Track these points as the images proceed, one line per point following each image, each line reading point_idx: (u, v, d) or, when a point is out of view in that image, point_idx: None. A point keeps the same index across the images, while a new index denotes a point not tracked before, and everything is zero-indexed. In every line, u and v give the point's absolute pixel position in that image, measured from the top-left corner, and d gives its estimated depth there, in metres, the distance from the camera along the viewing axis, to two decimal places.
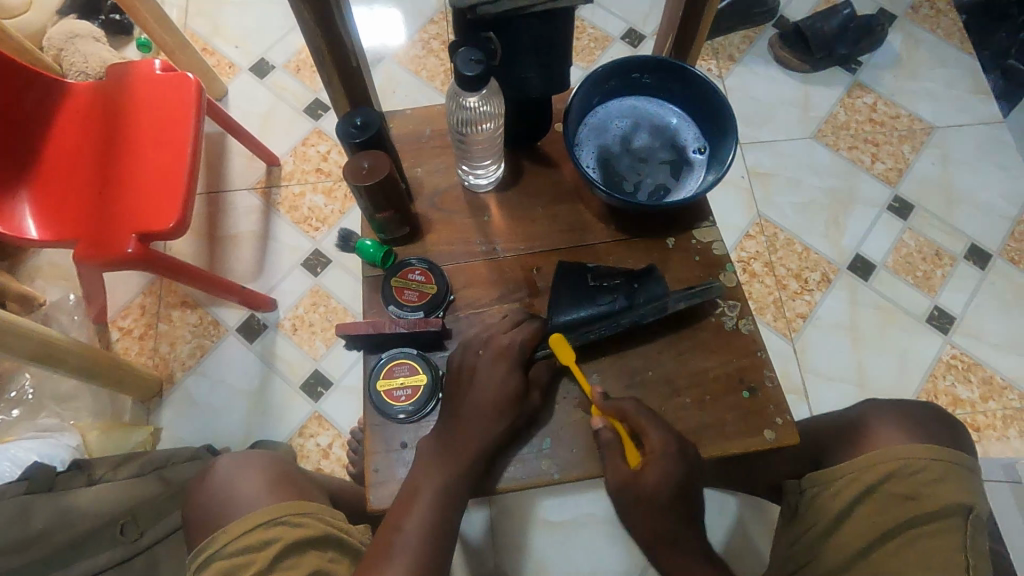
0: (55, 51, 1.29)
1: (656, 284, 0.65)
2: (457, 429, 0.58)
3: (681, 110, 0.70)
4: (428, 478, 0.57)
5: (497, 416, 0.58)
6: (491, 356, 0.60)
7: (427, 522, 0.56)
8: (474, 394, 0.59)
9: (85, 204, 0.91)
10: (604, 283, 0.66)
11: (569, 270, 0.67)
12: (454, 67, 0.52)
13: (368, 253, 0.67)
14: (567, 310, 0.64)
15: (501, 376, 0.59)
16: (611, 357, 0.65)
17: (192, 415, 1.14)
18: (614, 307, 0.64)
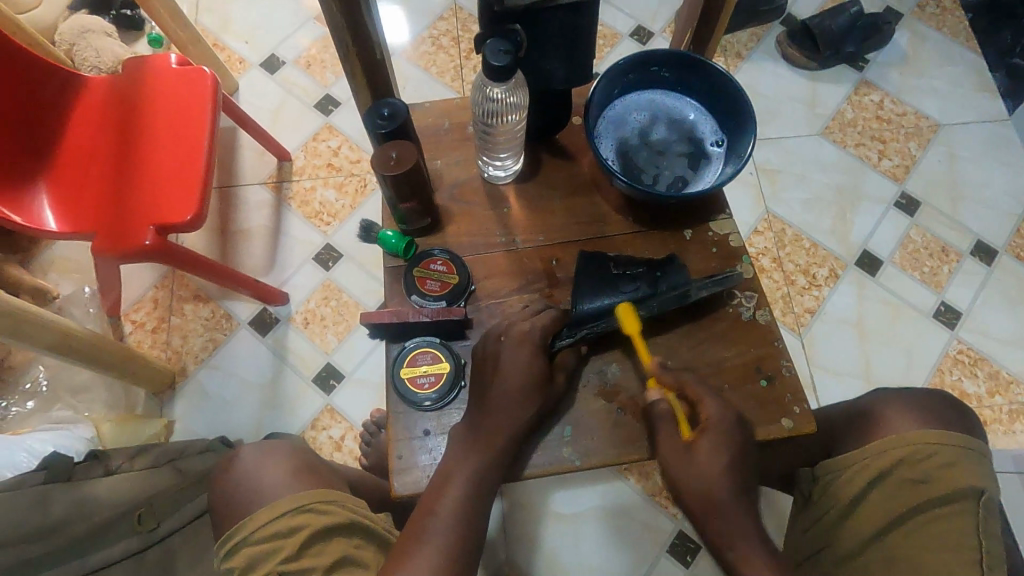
0: (67, 45, 1.30)
1: (677, 272, 0.66)
2: (483, 415, 0.59)
3: (699, 103, 0.70)
4: (455, 465, 0.58)
5: (522, 403, 0.59)
6: (514, 342, 0.60)
7: (453, 507, 0.57)
8: (499, 382, 0.59)
9: (103, 196, 0.92)
10: (628, 270, 0.66)
11: (590, 256, 0.67)
12: (482, 58, 0.53)
13: (390, 244, 0.68)
14: (590, 297, 0.64)
15: (524, 362, 0.60)
16: (631, 346, 0.66)
17: (204, 407, 1.15)
18: (637, 294, 0.64)
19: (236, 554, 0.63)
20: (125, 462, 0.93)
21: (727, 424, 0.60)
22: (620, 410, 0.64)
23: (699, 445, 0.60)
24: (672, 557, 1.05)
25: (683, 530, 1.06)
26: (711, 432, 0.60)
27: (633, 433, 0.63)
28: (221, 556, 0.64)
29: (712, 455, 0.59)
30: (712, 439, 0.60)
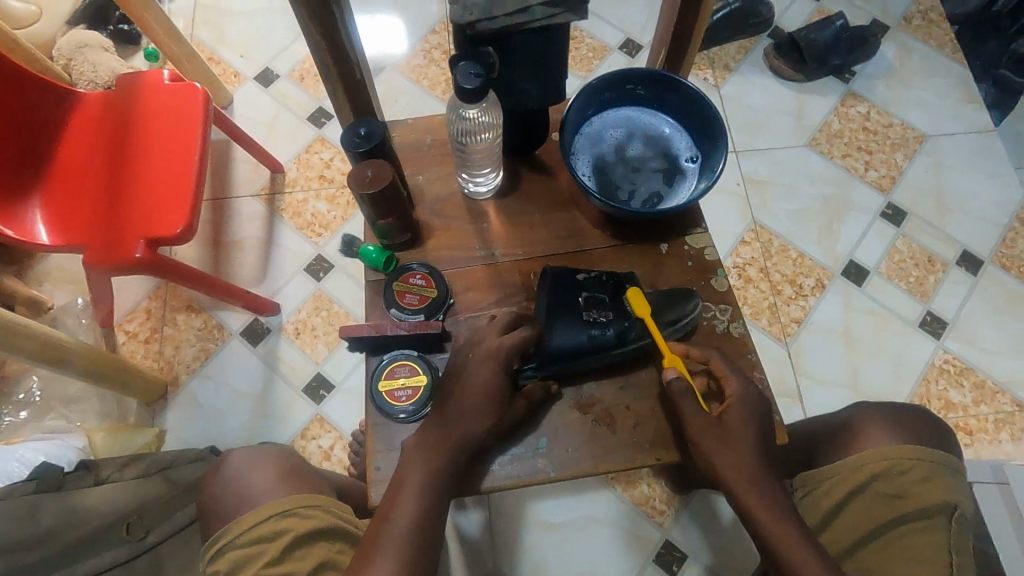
0: (65, 60, 1.32)
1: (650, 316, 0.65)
2: (445, 424, 0.60)
3: (674, 120, 0.72)
4: (414, 471, 0.58)
5: (481, 416, 0.60)
6: (483, 352, 0.61)
7: (424, 517, 0.58)
8: (462, 392, 0.60)
9: (94, 210, 0.93)
10: (594, 312, 0.64)
11: (560, 280, 0.66)
12: (454, 81, 0.54)
13: (370, 259, 0.69)
14: (559, 337, 0.63)
15: (487, 374, 0.60)
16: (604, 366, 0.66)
17: (195, 416, 1.16)
18: (608, 342, 0.63)
19: (220, 557, 0.65)
20: (114, 472, 0.93)
21: (745, 398, 0.62)
22: (595, 421, 0.64)
23: (727, 420, 0.61)
24: (659, 565, 1.05)
25: (669, 539, 1.07)
26: (737, 404, 0.62)
27: (608, 444, 0.64)
28: (206, 559, 0.65)
29: (738, 430, 0.61)
30: (737, 413, 0.62)
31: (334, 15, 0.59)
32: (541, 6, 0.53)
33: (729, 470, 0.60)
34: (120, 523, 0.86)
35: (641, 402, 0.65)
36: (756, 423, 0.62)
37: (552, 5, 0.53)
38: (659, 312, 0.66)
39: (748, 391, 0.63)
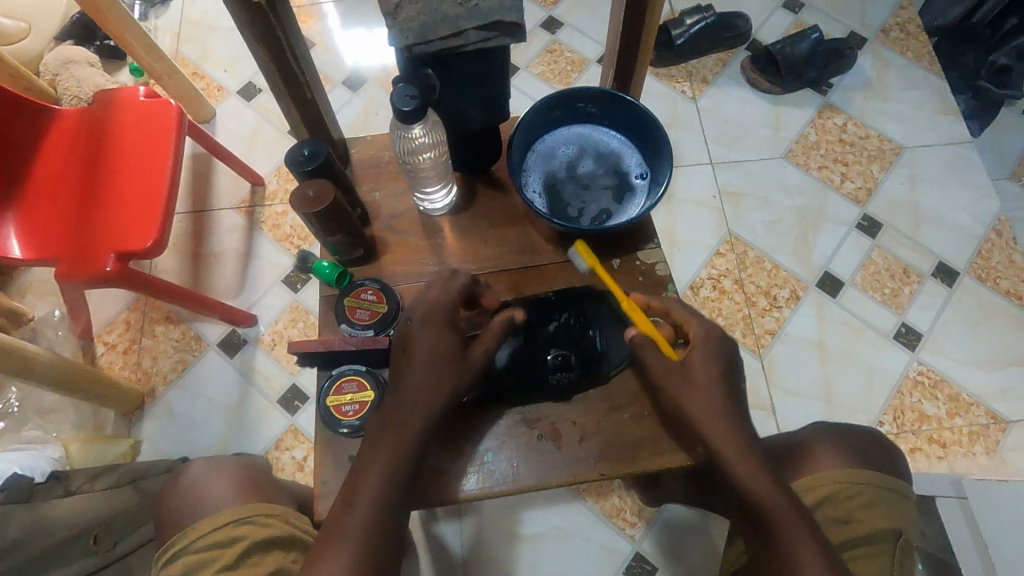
0: (51, 76, 1.35)
1: (613, 357, 0.67)
2: (396, 411, 0.59)
3: (625, 137, 0.73)
4: (371, 466, 0.57)
5: (430, 399, 0.59)
6: (430, 334, 0.61)
7: (376, 500, 0.56)
8: (409, 377, 0.60)
9: (66, 225, 0.95)
10: (559, 374, 0.65)
11: (530, 331, 0.67)
12: (391, 103, 0.55)
13: (324, 274, 0.70)
14: (515, 379, 0.65)
15: (432, 354, 0.60)
16: (552, 397, 0.65)
17: (171, 427, 1.17)
18: (569, 385, 0.65)
19: (176, 561, 0.65)
20: (84, 483, 0.94)
21: (707, 340, 0.62)
22: (541, 436, 0.64)
23: (689, 366, 0.61)
24: None
25: (639, 551, 1.07)
26: (701, 347, 0.61)
27: (552, 460, 0.64)
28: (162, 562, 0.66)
29: (699, 375, 0.60)
30: (700, 356, 0.61)
31: (279, 38, 0.60)
32: (477, 30, 0.54)
33: (700, 407, 0.59)
34: (87, 534, 0.87)
35: (587, 417, 0.65)
36: (720, 365, 0.61)
37: (487, 29, 0.54)
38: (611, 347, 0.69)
39: (711, 330, 0.62)
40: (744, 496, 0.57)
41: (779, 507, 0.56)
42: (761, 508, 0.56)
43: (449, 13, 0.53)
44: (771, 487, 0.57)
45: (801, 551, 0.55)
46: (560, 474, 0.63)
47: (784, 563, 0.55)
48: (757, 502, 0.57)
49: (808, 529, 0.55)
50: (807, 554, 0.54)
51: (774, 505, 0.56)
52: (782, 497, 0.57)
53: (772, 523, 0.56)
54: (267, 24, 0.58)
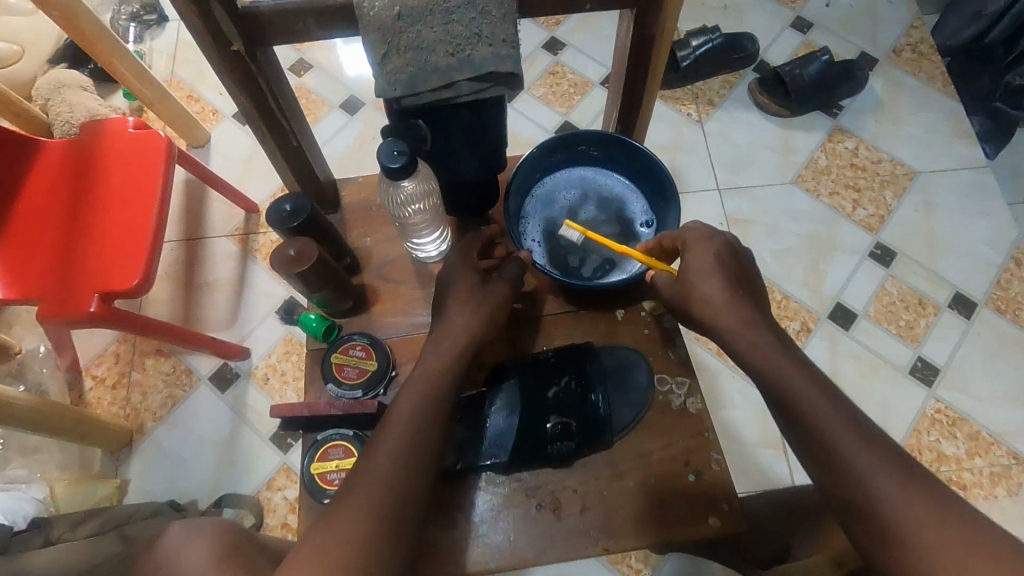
0: (43, 100, 1.31)
1: (619, 416, 0.63)
2: (385, 449, 0.54)
3: (629, 183, 0.72)
4: (358, 502, 0.50)
5: (421, 442, 0.55)
6: (426, 374, 0.58)
7: (401, 444, 0.54)
8: (399, 416, 0.56)
9: (49, 262, 0.91)
10: (559, 443, 0.60)
11: (529, 389, 0.61)
12: (378, 160, 0.51)
13: (310, 327, 0.66)
14: (510, 438, 0.60)
15: (425, 395, 0.57)
16: (548, 464, 0.61)
17: (159, 466, 1.13)
18: (569, 453, 0.60)
19: None
20: (65, 531, 0.90)
21: (704, 238, 0.61)
22: (539, 506, 0.60)
23: (692, 267, 0.60)
24: None
25: None
26: (693, 247, 0.61)
27: (551, 533, 0.59)
28: None
29: (703, 272, 0.60)
30: (700, 255, 0.61)
31: (261, 85, 0.57)
32: (470, 81, 0.50)
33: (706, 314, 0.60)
34: None
35: (589, 485, 0.61)
36: (721, 262, 0.60)
37: (480, 80, 0.50)
38: (615, 410, 0.63)
39: (707, 230, 0.62)
40: (772, 386, 0.55)
41: (806, 391, 0.53)
42: (789, 395, 0.54)
43: (439, 63, 0.49)
44: (794, 373, 0.54)
45: (838, 430, 0.51)
46: (559, 548, 0.59)
47: (823, 446, 0.51)
48: (784, 389, 0.54)
49: (843, 411, 0.52)
50: (844, 431, 0.51)
51: (799, 390, 0.54)
52: (808, 382, 0.54)
53: (804, 407, 0.53)
54: (247, 71, 0.55)
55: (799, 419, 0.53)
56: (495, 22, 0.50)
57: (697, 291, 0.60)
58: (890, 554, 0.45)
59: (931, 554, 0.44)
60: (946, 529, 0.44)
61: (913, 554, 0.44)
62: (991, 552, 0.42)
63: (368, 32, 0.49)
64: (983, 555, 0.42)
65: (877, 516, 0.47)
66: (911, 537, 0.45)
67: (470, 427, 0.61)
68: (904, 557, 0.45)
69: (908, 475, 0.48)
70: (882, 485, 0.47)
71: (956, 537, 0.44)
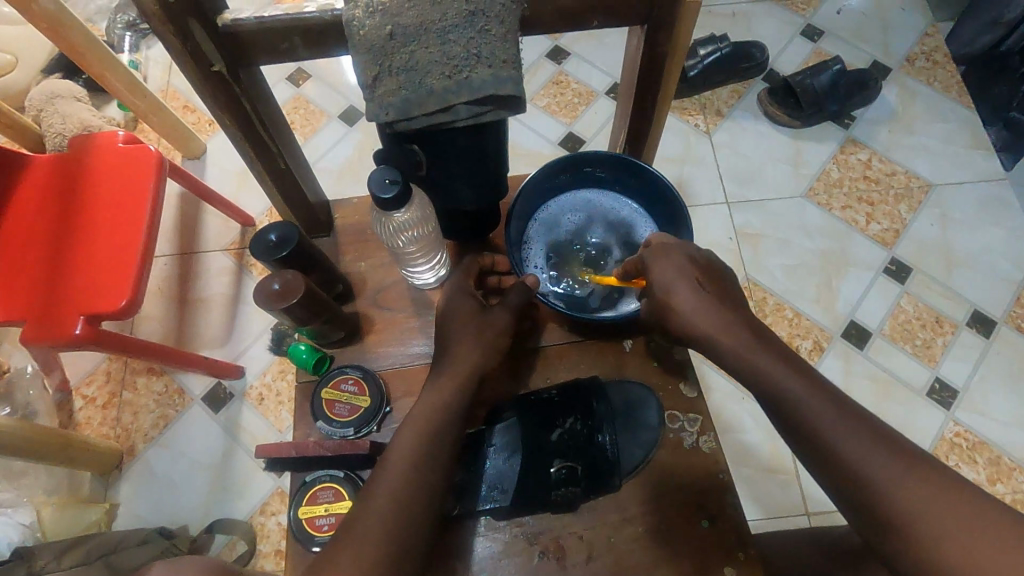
0: (35, 111, 1.28)
1: (629, 455, 0.59)
2: (378, 500, 0.50)
3: (638, 206, 0.69)
4: (347, 560, 0.47)
5: (418, 492, 0.51)
6: (423, 416, 0.54)
7: (398, 488, 0.50)
8: (395, 462, 0.52)
9: (34, 283, 0.88)
10: (564, 489, 0.56)
11: (532, 426, 0.58)
12: (369, 190, 0.48)
13: (300, 359, 0.63)
14: (511, 480, 0.56)
15: (422, 434, 0.53)
16: (553, 509, 0.57)
17: (150, 490, 1.10)
18: (576, 496, 0.56)
19: None
20: (50, 562, 0.83)
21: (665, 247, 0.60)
22: (542, 554, 0.56)
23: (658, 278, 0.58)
24: None
25: None
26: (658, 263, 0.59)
27: None
28: None
29: (671, 282, 0.58)
30: (667, 263, 0.59)
31: (246, 107, 0.53)
32: (467, 105, 0.47)
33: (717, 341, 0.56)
34: None
35: (596, 531, 0.57)
36: (687, 267, 0.59)
37: (478, 104, 0.48)
38: (622, 451, 0.59)
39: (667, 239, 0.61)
40: (758, 385, 0.54)
41: (793, 385, 0.52)
42: (777, 393, 0.53)
43: (435, 85, 0.46)
44: (779, 369, 0.53)
45: (832, 424, 0.50)
46: None
47: (818, 442, 0.50)
48: (772, 386, 0.53)
49: (835, 405, 0.51)
50: (838, 425, 0.50)
51: (787, 386, 0.52)
52: (795, 377, 0.53)
53: (795, 404, 0.51)
54: (230, 92, 0.51)
55: (792, 417, 0.52)
56: (496, 42, 0.46)
57: (710, 325, 0.56)
58: (896, 543, 0.46)
59: (937, 543, 0.44)
60: (950, 513, 0.45)
61: (918, 542, 0.45)
62: (991, 532, 0.43)
63: (357, 52, 0.45)
64: (983, 535, 0.43)
65: (880, 508, 0.47)
66: (916, 526, 0.45)
67: (468, 470, 0.57)
68: (913, 546, 0.45)
69: (904, 461, 0.48)
70: (882, 477, 0.47)
71: (961, 521, 0.44)
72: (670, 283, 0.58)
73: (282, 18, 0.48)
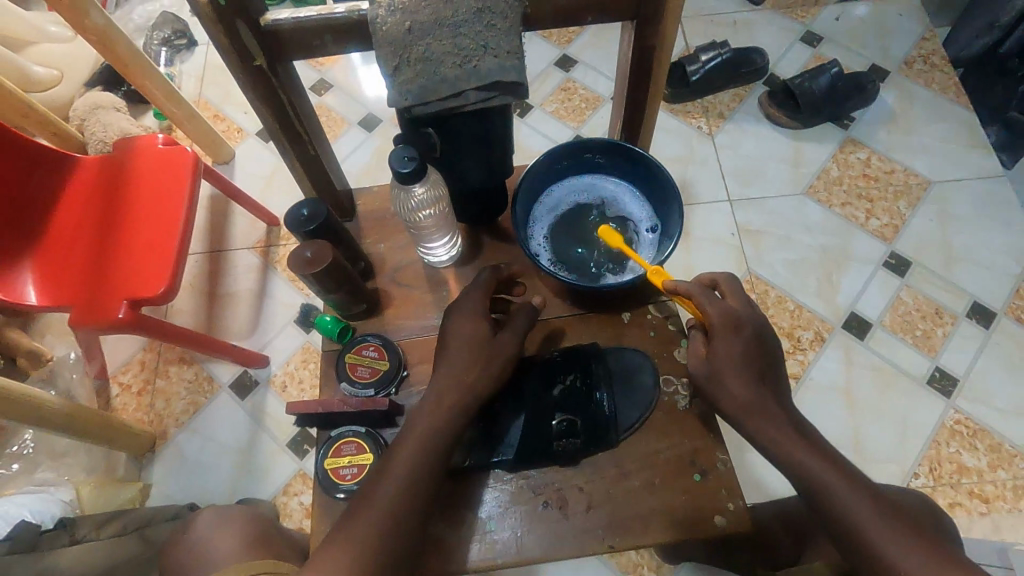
0: (79, 120, 1.38)
1: (627, 416, 0.64)
2: (404, 451, 0.56)
3: (633, 188, 0.74)
4: (372, 503, 0.54)
5: (438, 443, 0.57)
6: (444, 376, 0.59)
7: (421, 438, 0.56)
8: (418, 421, 0.57)
9: (83, 272, 0.96)
10: (565, 441, 0.61)
11: (540, 386, 0.63)
12: (391, 165, 0.55)
13: (326, 329, 0.69)
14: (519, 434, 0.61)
15: (446, 391, 0.58)
16: (557, 463, 0.62)
17: (180, 471, 1.16)
18: (577, 450, 0.61)
19: None
20: (90, 531, 0.89)
21: (730, 327, 0.61)
22: (546, 503, 0.61)
23: (715, 359, 0.61)
24: None
25: None
26: (721, 337, 0.61)
27: (560, 530, 0.60)
28: None
29: (727, 366, 0.60)
30: (726, 346, 0.61)
31: (282, 99, 0.60)
32: (475, 90, 0.53)
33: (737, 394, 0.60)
34: None
35: (596, 482, 0.62)
36: (747, 353, 0.61)
37: (486, 89, 0.53)
38: (621, 410, 0.65)
39: (735, 314, 0.61)
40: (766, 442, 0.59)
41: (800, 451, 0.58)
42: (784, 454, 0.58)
43: (447, 73, 0.52)
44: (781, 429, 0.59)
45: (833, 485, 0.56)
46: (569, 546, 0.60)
47: (847, 529, 0.54)
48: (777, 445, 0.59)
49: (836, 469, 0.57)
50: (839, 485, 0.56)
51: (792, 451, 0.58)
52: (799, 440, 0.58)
53: (827, 492, 0.56)
54: (269, 85, 0.58)
55: (824, 504, 0.56)
56: (500, 34, 0.53)
57: (726, 359, 0.61)
58: None
59: None
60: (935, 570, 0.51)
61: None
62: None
63: (381, 47, 0.53)
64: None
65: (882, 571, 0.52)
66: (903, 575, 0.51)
67: (481, 427, 0.62)
68: None
69: (906, 529, 0.53)
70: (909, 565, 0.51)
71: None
72: (728, 362, 0.61)
73: (315, 18, 0.55)
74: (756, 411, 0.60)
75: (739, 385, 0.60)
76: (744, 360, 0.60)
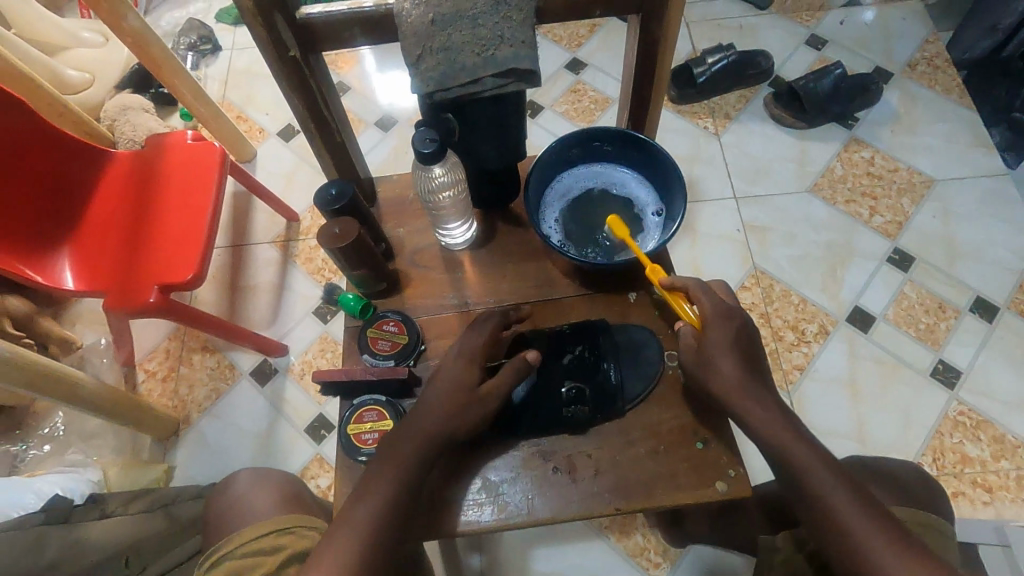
0: (110, 121, 1.44)
1: (631, 390, 0.68)
2: (425, 415, 0.60)
3: (639, 175, 0.78)
4: (392, 459, 0.59)
5: (457, 409, 0.61)
6: (462, 352, 0.64)
7: (441, 404, 0.61)
8: (437, 389, 0.62)
9: (116, 260, 1.01)
10: (574, 407, 0.66)
11: (550, 362, 0.68)
12: (413, 147, 0.59)
13: (348, 306, 0.73)
14: (529, 403, 0.66)
15: (462, 364, 0.63)
16: (568, 430, 0.66)
17: (202, 454, 1.20)
18: (583, 419, 0.66)
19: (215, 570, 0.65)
20: (120, 504, 0.93)
21: (721, 316, 0.65)
22: (556, 469, 0.65)
23: (707, 344, 0.64)
24: None
25: None
26: (712, 326, 0.64)
27: (570, 494, 0.64)
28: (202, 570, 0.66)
29: (718, 352, 0.63)
30: (718, 335, 0.64)
31: (312, 89, 0.65)
32: (492, 77, 0.58)
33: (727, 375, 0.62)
34: (118, 557, 0.83)
35: (603, 449, 0.65)
36: (739, 339, 0.64)
37: (501, 77, 0.58)
38: (626, 381, 0.68)
39: (726, 307, 0.65)
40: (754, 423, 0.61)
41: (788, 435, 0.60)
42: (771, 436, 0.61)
43: (466, 61, 0.57)
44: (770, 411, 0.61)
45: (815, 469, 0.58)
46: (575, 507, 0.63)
47: (825, 509, 0.57)
48: (765, 428, 0.61)
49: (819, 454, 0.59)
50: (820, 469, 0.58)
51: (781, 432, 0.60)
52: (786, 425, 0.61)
53: (810, 477, 0.58)
54: (300, 74, 0.63)
55: (805, 485, 0.58)
56: (515, 26, 0.57)
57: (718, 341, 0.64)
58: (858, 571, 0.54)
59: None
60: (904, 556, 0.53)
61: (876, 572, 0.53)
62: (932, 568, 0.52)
63: (406, 38, 0.57)
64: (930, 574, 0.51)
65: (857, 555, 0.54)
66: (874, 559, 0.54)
67: None
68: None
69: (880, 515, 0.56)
70: (881, 551, 0.54)
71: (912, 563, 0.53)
72: (718, 346, 0.64)
73: (346, 12, 0.60)
74: (748, 394, 0.62)
75: (729, 363, 0.63)
76: (736, 346, 0.63)
